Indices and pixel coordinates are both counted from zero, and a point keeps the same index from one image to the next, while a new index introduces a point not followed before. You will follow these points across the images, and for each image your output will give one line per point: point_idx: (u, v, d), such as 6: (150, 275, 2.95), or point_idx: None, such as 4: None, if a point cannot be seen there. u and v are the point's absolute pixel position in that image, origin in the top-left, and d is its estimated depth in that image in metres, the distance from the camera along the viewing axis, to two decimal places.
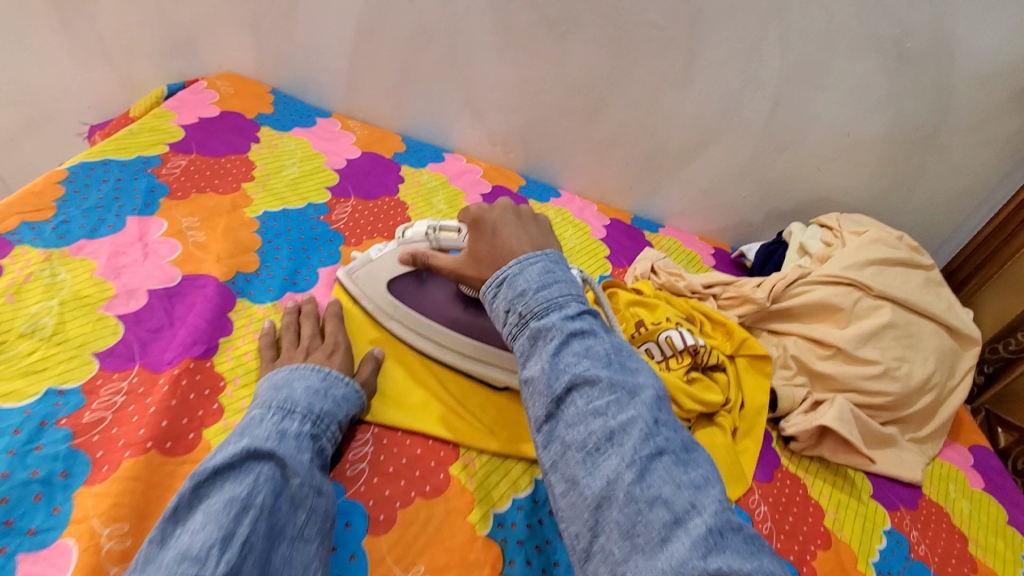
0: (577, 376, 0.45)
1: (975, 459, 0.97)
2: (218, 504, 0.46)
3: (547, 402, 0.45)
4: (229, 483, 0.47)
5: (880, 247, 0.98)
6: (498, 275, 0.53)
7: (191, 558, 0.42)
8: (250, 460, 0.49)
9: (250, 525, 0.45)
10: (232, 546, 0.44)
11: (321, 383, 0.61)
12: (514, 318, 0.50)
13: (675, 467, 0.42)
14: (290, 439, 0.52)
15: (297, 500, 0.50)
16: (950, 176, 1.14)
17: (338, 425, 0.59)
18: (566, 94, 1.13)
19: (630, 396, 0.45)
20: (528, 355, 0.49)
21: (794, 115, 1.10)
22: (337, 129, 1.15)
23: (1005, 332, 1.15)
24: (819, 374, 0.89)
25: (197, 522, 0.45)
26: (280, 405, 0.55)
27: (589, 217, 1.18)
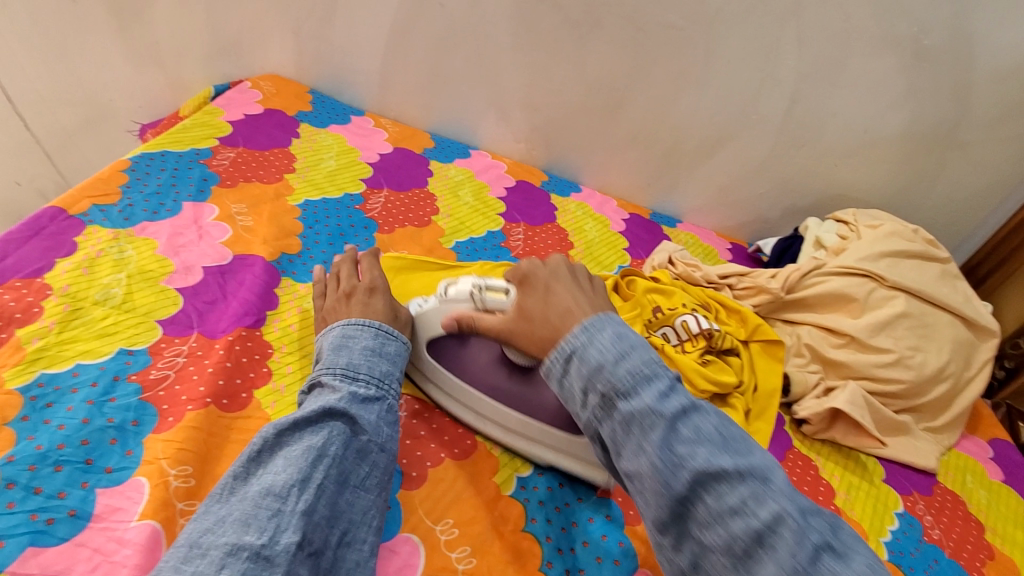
0: (698, 470, 0.45)
1: (995, 452, 0.97)
2: (297, 450, 0.52)
3: (669, 502, 0.45)
4: (308, 434, 0.54)
5: (894, 240, 1.00)
6: (565, 349, 0.53)
7: (275, 494, 0.49)
8: (326, 416, 0.55)
9: (324, 471, 0.52)
10: (309, 488, 0.50)
11: (375, 343, 0.64)
12: (598, 401, 0.50)
13: (837, 563, 0.41)
14: (357, 400, 0.58)
15: (363, 453, 0.55)
16: (970, 172, 1.15)
17: (396, 384, 0.64)
18: (588, 92, 1.17)
19: (759, 480, 0.44)
20: (629, 448, 0.48)
21: (811, 112, 1.13)
22: (370, 126, 1.22)
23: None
24: (832, 362, 0.92)
25: (278, 465, 0.51)
26: (344, 370, 0.60)
27: (609, 212, 1.23)
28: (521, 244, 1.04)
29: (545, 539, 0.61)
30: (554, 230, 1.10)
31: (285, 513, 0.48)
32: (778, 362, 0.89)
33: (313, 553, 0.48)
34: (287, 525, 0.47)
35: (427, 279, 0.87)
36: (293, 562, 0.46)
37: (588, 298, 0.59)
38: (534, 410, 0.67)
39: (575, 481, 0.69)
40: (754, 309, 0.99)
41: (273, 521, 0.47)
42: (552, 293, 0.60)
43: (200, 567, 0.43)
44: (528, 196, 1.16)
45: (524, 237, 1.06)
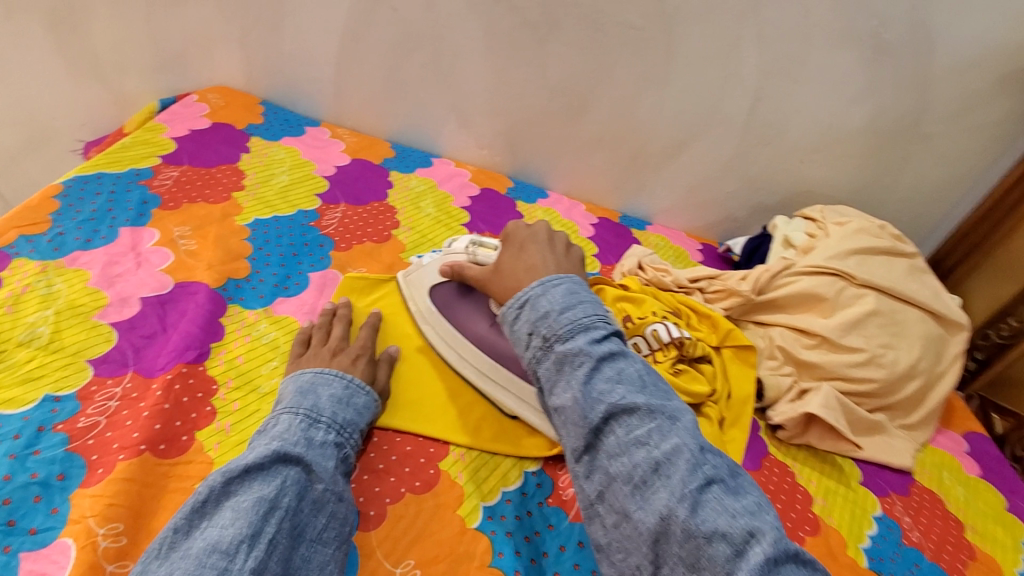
0: (614, 405, 0.49)
1: (970, 446, 0.97)
2: (246, 501, 0.48)
3: (586, 433, 0.49)
4: (259, 482, 0.49)
5: (863, 237, 0.99)
6: (521, 297, 0.58)
7: (221, 551, 0.44)
8: (280, 463, 0.51)
9: (277, 524, 0.47)
10: (259, 543, 0.45)
11: (343, 392, 0.62)
12: (539, 341, 0.55)
13: (725, 495, 0.44)
14: (315, 446, 0.55)
15: (318, 505, 0.52)
16: (934, 164, 1.15)
17: (358, 435, 0.61)
18: (550, 95, 1.14)
19: (668, 419, 0.48)
20: (560, 385, 0.52)
21: (776, 109, 1.11)
22: (326, 137, 1.17)
23: (997, 317, 1.07)
24: (806, 363, 0.90)
25: (224, 517, 0.47)
26: (307, 412, 0.57)
27: (577, 217, 1.20)
28: None
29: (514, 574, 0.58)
30: None
31: (233, 572, 0.43)
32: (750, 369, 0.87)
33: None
34: None
35: (388, 297, 0.84)
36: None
37: (558, 259, 0.63)
38: (507, 360, 0.72)
39: (546, 506, 0.66)
40: (725, 312, 0.98)
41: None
42: (526, 252, 0.65)
43: None
44: (493, 204, 1.13)
45: None
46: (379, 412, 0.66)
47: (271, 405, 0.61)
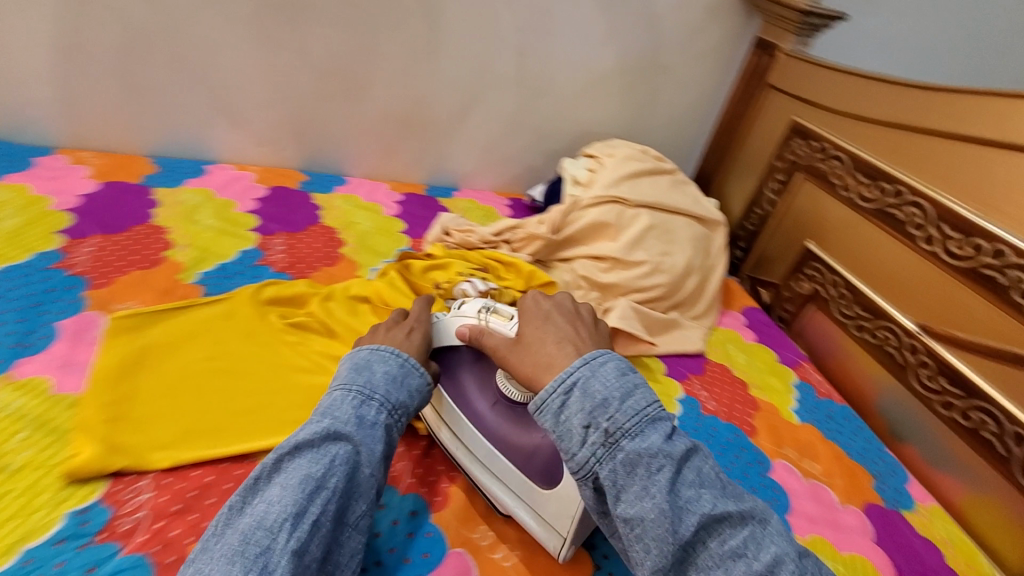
0: (704, 515, 0.49)
1: (747, 318, 1.15)
2: (295, 477, 0.51)
3: (676, 547, 0.48)
4: (309, 460, 0.53)
5: (630, 164, 1.12)
6: (570, 380, 0.55)
7: (266, 528, 0.48)
8: (329, 442, 0.54)
9: (321, 506, 0.50)
10: (304, 523, 0.49)
11: (399, 370, 0.63)
12: (598, 435, 0.52)
13: None
14: (364, 427, 0.56)
15: (358, 490, 0.54)
16: (680, 91, 1.32)
17: (407, 416, 0.62)
18: (320, 78, 1.10)
19: (754, 523, 0.50)
20: (632, 491, 0.50)
21: (539, 61, 1.19)
22: (63, 164, 1.00)
23: (749, 208, 1.28)
24: (606, 285, 1.01)
25: (274, 494, 0.50)
26: (360, 389, 0.59)
27: (380, 197, 1.18)
28: (282, 256, 0.93)
29: None
30: (320, 231, 1.02)
31: (275, 550, 0.47)
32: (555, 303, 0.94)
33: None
34: (276, 565, 0.46)
35: (171, 327, 0.75)
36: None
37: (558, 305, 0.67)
38: (507, 447, 0.65)
39: None
40: (532, 258, 1.04)
41: (260, 559, 0.46)
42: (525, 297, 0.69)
43: None
44: (284, 201, 1.07)
45: (287, 247, 0.96)
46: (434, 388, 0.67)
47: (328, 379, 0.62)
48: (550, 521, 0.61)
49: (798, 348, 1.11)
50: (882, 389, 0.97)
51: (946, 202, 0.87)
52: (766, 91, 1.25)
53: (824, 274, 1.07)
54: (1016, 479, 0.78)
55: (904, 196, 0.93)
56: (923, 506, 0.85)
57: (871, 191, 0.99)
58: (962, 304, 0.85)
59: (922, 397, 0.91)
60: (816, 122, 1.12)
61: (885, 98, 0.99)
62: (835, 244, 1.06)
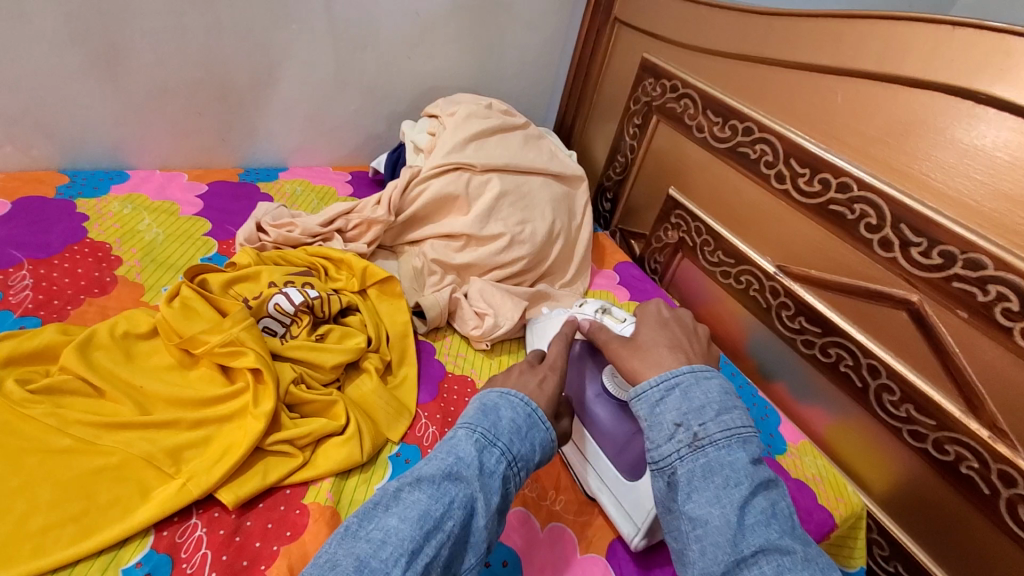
0: (768, 542, 0.45)
1: (620, 276, 1.09)
2: (414, 510, 0.44)
3: (731, 561, 0.45)
4: (428, 492, 0.46)
5: (474, 122, 0.98)
6: (670, 379, 0.54)
7: (370, 565, 0.41)
8: (448, 481, 0.47)
9: (435, 549, 0.43)
10: (417, 562, 0.42)
11: (524, 419, 0.54)
12: (685, 436, 0.51)
13: None
14: (488, 473, 0.49)
15: (469, 541, 0.46)
16: (527, 31, 1.18)
17: (528, 473, 0.53)
18: (53, 46, 0.83)
19: (819, 571, 0.44)
20: (704, 494, 0.48)
21: (354, 6, 0.99)
22: None
23: (611, 156, 1.21)
24: (463, 267, 0.89)
25: (392, 519, 0.44)
26: (485, 430, 0.51)
27: (175, 192, 0.95)
28: (28, 294, 0.71)
29: None
30: (85, 250, 0.79)
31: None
32: (399, 300, 0.81)
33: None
34: None
35: None
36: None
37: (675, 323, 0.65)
38: (602, 436, 0.66)
39: None
40: (372, 246, 0.89)
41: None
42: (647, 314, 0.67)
43: None
44: (36, 216, 0.82)
45: (35, 279, 0.73)
46: (552, 449, 0.57)
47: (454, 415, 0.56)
48: (629, 512, 0.62)
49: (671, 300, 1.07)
50: (751, 332, 0.96)
51: (794, 136, 0.83)
52: (613, 27, 1.15)
53: (688, 222, 1.03)
54: (873, 409, 0.79)
55: (754, 134, 0.88)
56: (795, 446, 0.85)
57: (723, 130, 0.94)
58: (815, 242, 0.83)
59: (786, 337, 0.90)
60: (665, 57, 1.04)
61: (727, 26, 0.92)
62: (695, 188, 1.01)
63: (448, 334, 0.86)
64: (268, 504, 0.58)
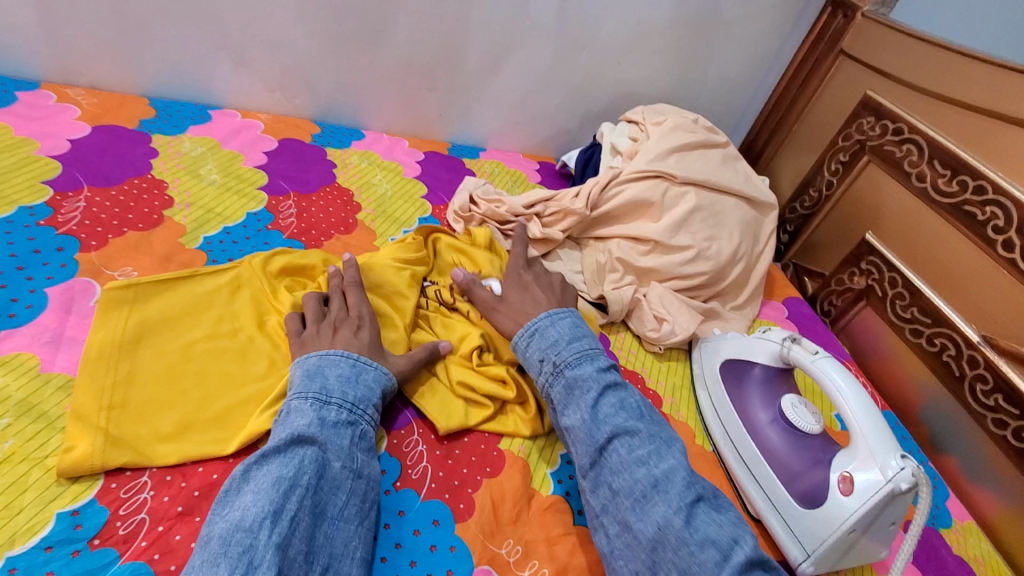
0: (617, 427, 0.58)
1: (788, 310, 1.07)
2: (266, 481, 0.48)
3: (593, 450, 0.57)
4: (276, 464, 0.50)
5: (678, 135, 1.00)
6: (531, 328, 0.69)
7: (244, 529, 0.44)
8: (295, 445, 0.52)
9: (298, 501, 0.48)
10: (283, 520, 0.46)
11: (352, 370, 0.60)
12: (550, 365, 0.65)
13: (710, 510, 0.53)
14: (329, 427, 0.54)
15: (337, 483, 0.52)
16: (736, 51, 1.18)
17: (373, 411, 0.60)
18: (337, 17, 0.98)
19: (661, 443, 0.57)
20: (570, 407, 0.61)
21: (584, 9, 1.06)
22: (51, 102, 0.89)
23: (800, 190, 1.18)
24: (644, 270, 0.92)
25: (246, 499, 0.47)
26: (317, 394, 0.56)
27: (399, 155, 1.08)
28: (294, 221, 0.85)
29: None
30: (334, 192, 0.93)
31: (257, 548, 0.43)
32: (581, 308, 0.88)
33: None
34: (262, 560, 0.43)
35: (174, 298, 0.67)
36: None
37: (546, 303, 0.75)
38: (776, 459, 0.69)
39: (394, 492, 0.59)
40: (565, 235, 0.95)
41: (244, 558, 0.43)
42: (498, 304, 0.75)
43: None
44: (297, 156, 0.97)
45: (297, 210, 0.87)
46: (395, 389, 0.64)
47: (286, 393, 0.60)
48: (797, 536, 0.64)
49: (843, 347, 1.03)
50: (928, 396, 0.90)
51: None
52: (835, 59, 1.12)
53: (882, 271, 0.99)
54: None
55: (987, 194, 0.83)
56: (960, 524, 0.79)
57: (949, 184, 0.88)
58: None
59: (975, 412, 0.83)
60: (891, 97, 1.00)
61: (977, 78, 0.86)
62: (897, 236, 0.97)
63: (622, 330, 0.90)
64: (471, 440, 0.67)
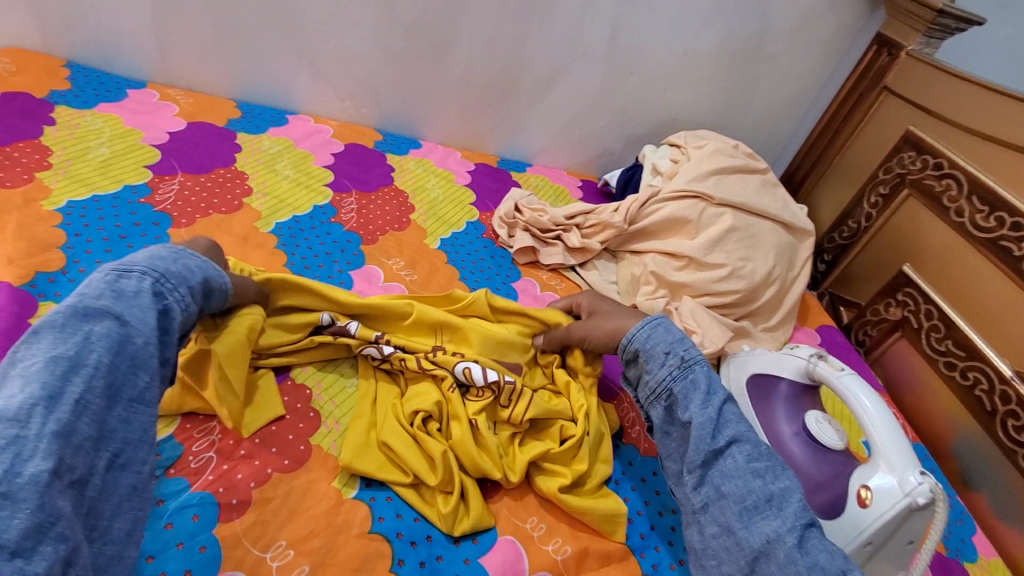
0: (739, 436, 0.60)
1: (822, 337, 1.08)
2: (37, 364, 0.43)
3: (709, 452, 0.59)
4: (52, 341, 0.44)
5: (718, 158, 1.04)
6: (656, 321, 0.70)
7: (8, 419, 0.39)
8: (78, 325, 0.46)
9: (83, 384, 0.44)
10: (62, 405, 0.42)
11: (168, 252, 0.56)
12: (675, 359, 0.66)
13: (817, 535, 0.55)
14: (125, 301, 0.49)
15: (135, 364, 0.48)
16: (781, 83, 1.22)
17: (188, 290, 0.55)
18: (406, 37, 1.07)
19: (779, 463, 0.60)
20: (694, 403, 0.62)
21: (634, 38, 1.12)
22: (154, 100, 1.01)
23: (839, 221, 1.19)
24: (677, 285, 0.95)
25: (11, 385, 0.41)
26: (113, 270, 0.51)
27: (452, 164, 1.16)
28: (354, 215, 0.93)
29: (397, 535, 0.56)
30: (391, 193, 1.01)
31: (27, 439, 0.39)
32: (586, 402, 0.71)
33: (75, 483, 0.41)
34: (33, 450, 0.39)
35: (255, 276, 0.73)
36: (46, 494, 0.38)
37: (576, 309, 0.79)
38: (799, 471, 0.71)
39: None
40: (602, 246, 1.00)
41: (10, 451, 0.38)
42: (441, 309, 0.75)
43: None
44: (360, 159, 1.06)
45: (358, 207, 0.95)
46: (224, 275, 0.60)
47: None
48: None
49: (876, 377, 1.03)
50: (961, 431, 0.89)
51: None
52: (879, 95, 1.14)
53: (917, 302, 0.99)
54: None
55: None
56: (987, 560, 0.78)
57: (987, 220, 0.89)
58: None
59: (1006, 448, 0.82)
60: (932, 133, 1.02)
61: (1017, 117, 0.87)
62: (934, 269, 0.97)
63: None
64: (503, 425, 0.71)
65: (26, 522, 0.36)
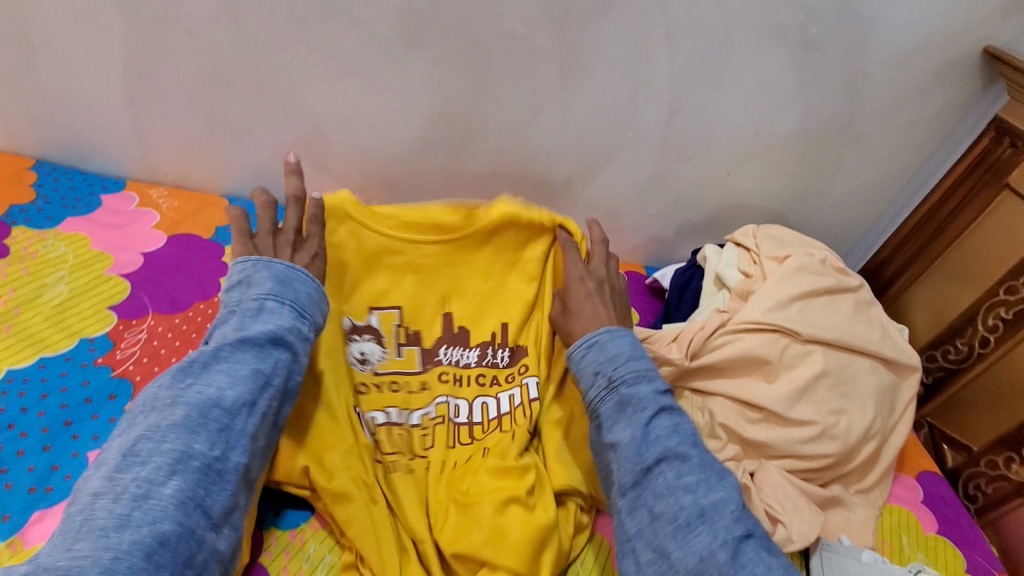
0: (666, 451, 0.58)
1: (925, 492, 0.88)
2: (244, 371, 0.58)
3: (638, 469, 0.58)
4: (253, 355, 0.59)
5: (804, 278, 0.85)
6: (590, 340, 0.69)
7: (225, 411, 0.55)
8: (273, 345, 0.60)
9: (268, 399, 0.59)
10: (256, 411, 0.57)
11: (318, 292, 0.67)
12: (603, 380, 0.65)
13: (758, 548, 0.54)
14: (302, 337, 0.63)
15: (286, 390, 0.62)
16: (869, 166, 1.02)
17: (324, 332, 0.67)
18: (425, 126, 0.91)
19: (714, 474, 0.58)
20: (620, 422, 0.61)
21: (695, 121, 0.94)
22: (132, 206, 0.87)
23: (943, 338, 1.00)
24: (753, 442, 0.77)
25: (222, 378, 0.57)
26: (292, 304, 0.63)
27: None
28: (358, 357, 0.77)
29: None
30: None
31: (233, 431, 0.55)
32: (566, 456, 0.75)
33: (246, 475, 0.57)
34: (236, 446, 0.55)
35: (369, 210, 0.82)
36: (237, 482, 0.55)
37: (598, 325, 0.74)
38: None
39: None
40: None
41: (224, 438, 0.55)
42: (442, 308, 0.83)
43: (144, 471, 0.50)
44: None
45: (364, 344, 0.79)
46: None
47: (237, 279, 0.64)
48: None
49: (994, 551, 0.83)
50: None
51: None
52: (998, 193, 0.95)
53: None
54: None
55: None
56: None
57: None
58: None
59: None
60: None
61: None
62: None
63: None
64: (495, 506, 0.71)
65: (225, 499, 0.53)
